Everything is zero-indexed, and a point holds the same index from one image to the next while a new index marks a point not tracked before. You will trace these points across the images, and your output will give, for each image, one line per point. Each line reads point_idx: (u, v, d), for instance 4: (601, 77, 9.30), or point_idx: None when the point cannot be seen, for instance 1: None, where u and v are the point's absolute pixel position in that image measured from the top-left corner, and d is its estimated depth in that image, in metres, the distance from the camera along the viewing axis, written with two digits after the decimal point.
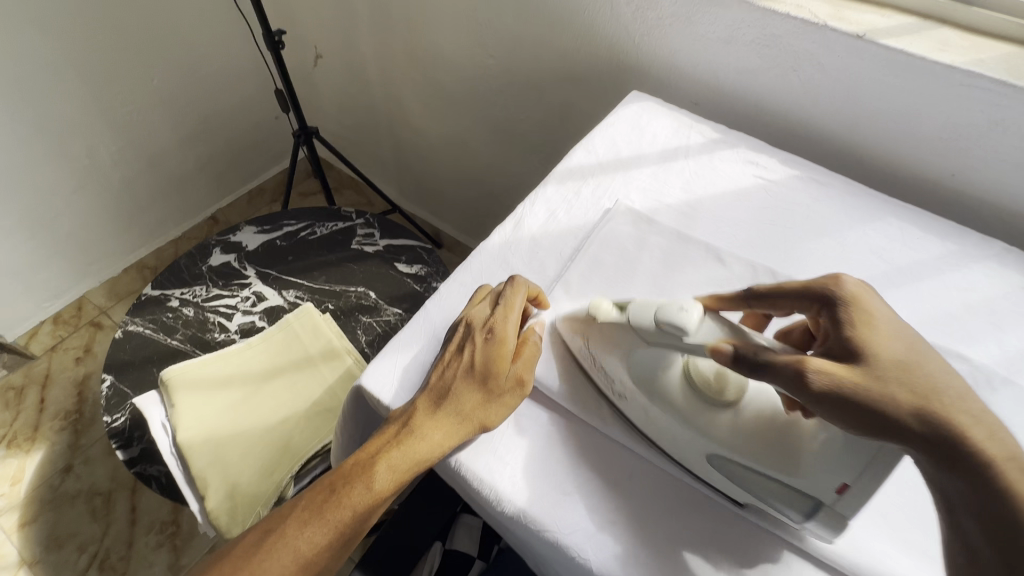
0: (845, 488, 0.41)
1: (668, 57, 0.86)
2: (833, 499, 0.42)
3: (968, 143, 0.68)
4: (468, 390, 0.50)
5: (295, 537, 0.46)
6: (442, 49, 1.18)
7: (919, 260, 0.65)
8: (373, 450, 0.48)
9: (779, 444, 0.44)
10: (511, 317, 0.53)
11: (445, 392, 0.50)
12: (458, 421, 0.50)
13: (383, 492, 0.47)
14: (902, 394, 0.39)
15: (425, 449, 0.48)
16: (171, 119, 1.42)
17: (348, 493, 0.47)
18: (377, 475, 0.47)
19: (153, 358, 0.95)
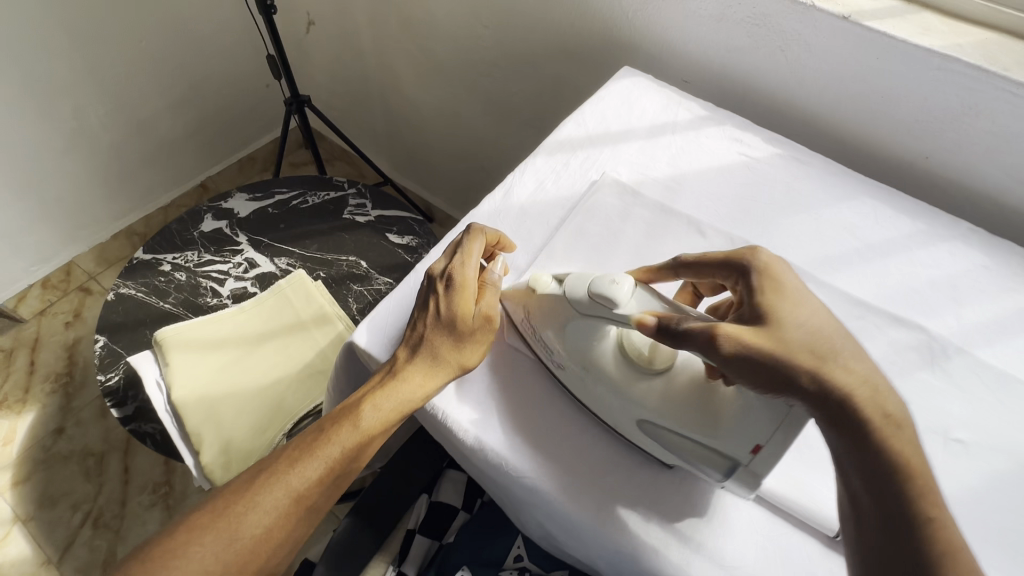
0: (757, 447, 0.45)
1: (660, 33, 0.87)
2: (747, 458, 0.46)
3: (942, 126, 0.71)
4: (444, 335, 0.53)
5: (287, 474, 0.49)
6: (436, 19, 1.18)
7: (889, 238, 0.68)
8: (360, 396, 0.52)
9: (704, 406, 0.48)
10: (470, 263, 0.55)
11: (421, 339, 0.53)
12: (436, 364, 0.53)
13: (370, 431, 0.51)
14: (803, 359, 0.43)
15: (406, 390, 0.51)
16: (160, 82, 1.40)
17: (336, 433, 0.51)
18: (363, 414, 0.51)
19: (146, 321, 0.97)
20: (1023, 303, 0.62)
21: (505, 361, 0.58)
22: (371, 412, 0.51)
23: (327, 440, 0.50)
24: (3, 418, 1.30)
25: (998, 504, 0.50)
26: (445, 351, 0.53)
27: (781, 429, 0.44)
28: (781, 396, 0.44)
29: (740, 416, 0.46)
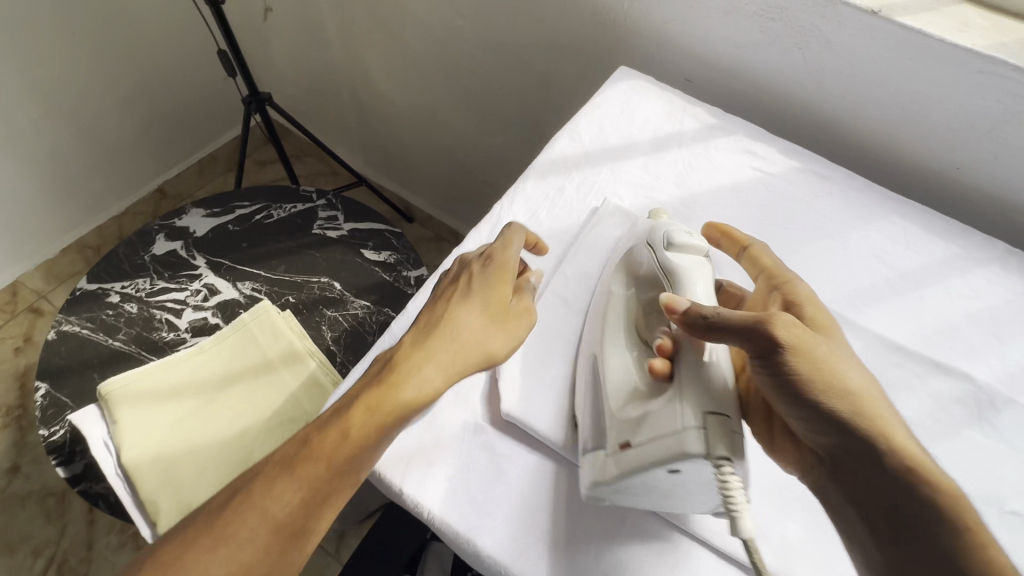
0: (625, 445, 0.42)
1: (659, 27, 0.77)
2: (613, 450, 0.43)
3: (979, 135, 0.63)
4: (394, 380, 0.45)
5: (169, 555, 0.39)
6: (407, 7, 1.06)
7: (922, 265, 0.61)
8: (281, 449, 0.43)
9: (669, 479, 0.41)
10: (440, 294, 0.51)
11: (369, 386, 0.45)
12: (369, 407, 0.44)
13: (277, 493, 0.41)
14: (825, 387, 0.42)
15: (332, 440, 0.42)
16: (101, 79, 1.26)
17: (240, 497, 0.41)
18: (282, 486, 0.41)
19: (93, 362, 0.87)
20: None
21: (501, 438, 0.49)
22: (293, 483, 0.41)
23: (232, 519, 0.40)
24: None
25: None
26: (396, 399, 0.44)
27: (658, 446, 0.40)
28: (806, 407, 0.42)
29: (650, 419, 0.42)
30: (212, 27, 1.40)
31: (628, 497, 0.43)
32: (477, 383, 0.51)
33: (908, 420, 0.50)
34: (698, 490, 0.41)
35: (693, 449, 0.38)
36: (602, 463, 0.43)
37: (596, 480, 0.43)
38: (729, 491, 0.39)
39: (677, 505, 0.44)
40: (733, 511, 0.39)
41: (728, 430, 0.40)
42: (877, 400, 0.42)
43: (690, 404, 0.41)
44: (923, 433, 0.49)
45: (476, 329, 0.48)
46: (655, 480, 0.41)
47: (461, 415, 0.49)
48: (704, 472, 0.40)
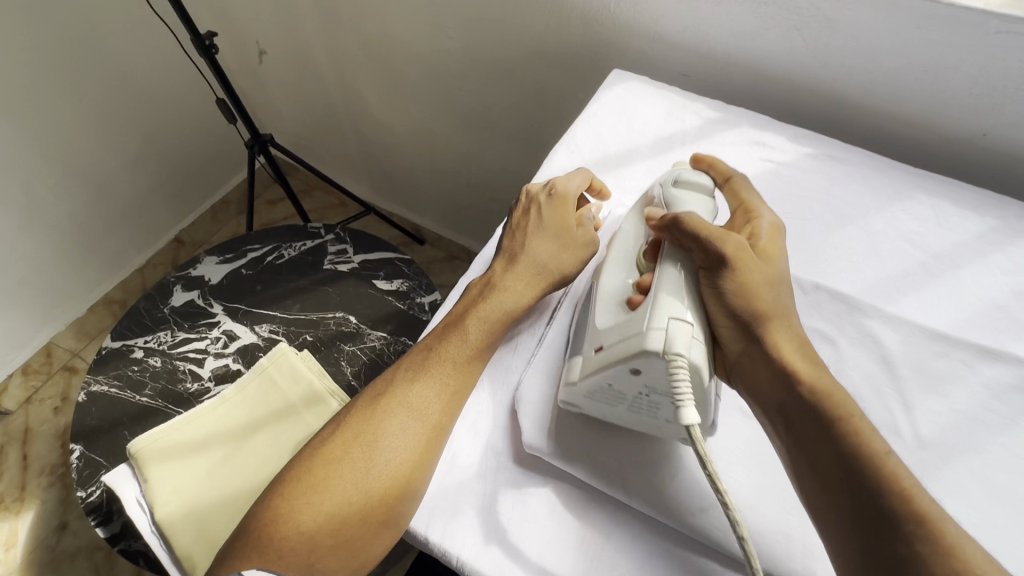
0: (599, 348, 0.45)
1: (649, 25, 0.75)
2: (588, 353, 0.46)
3: (1004, 98, 0.59)
4: (455, 335, 0.50)
5: (294, 512, 0.42)
6: (394, 34, 1.06)
7: (955, 243, 0.57)
8: (371, 409, 0.46)
9: (624, 394, 0.44)
10: (498, 266, 0.55)
11: (430, 343, 0.50)
12: (451, 370, 0.48)
13: (383, 456, 0.44)
14: (748, 300, 0.45)
15: (421, 402, 0.46)
16: (111, 140, 1.29)
17: (345, 454, 0.44)
18: (376, 436, 0.45)
19: (123, 420, 0.88)
20: None
21: (526, 475, 0.46)
22: (383, 435, 0.45)
23: (338, 468, 0.43)
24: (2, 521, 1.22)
25: None
26: (460, 353, 0.49)
27: (624, 344, 0.42)
28: (737, 313, 0.45)
29: (618, 323, 0.44)
30: (209, 77, 1.44)
31: (603, 403, 0.45)
32: (495, 419, 0.49)
33: (962, 414, 0.47)
34: (660, 399, 0.42)
35: (652, 345, 0.40)
36: (580, 365, 0.46)
37: (571, 380, 0.46)
38: (677, 385, 0.40)
39: (643, 420, 0.45)
40: (680, 402, 0.40)
41: (691, 335, 0.41)
42: (786, 316, 0.46)
43: (660, 306, 0.43)
44: (978, 427, 0.46)
45: (528, 285, 0.53)
46: (620, 382, 0.43)
47: (483, 455, 0.47)
48: (658, 370, 0.41)
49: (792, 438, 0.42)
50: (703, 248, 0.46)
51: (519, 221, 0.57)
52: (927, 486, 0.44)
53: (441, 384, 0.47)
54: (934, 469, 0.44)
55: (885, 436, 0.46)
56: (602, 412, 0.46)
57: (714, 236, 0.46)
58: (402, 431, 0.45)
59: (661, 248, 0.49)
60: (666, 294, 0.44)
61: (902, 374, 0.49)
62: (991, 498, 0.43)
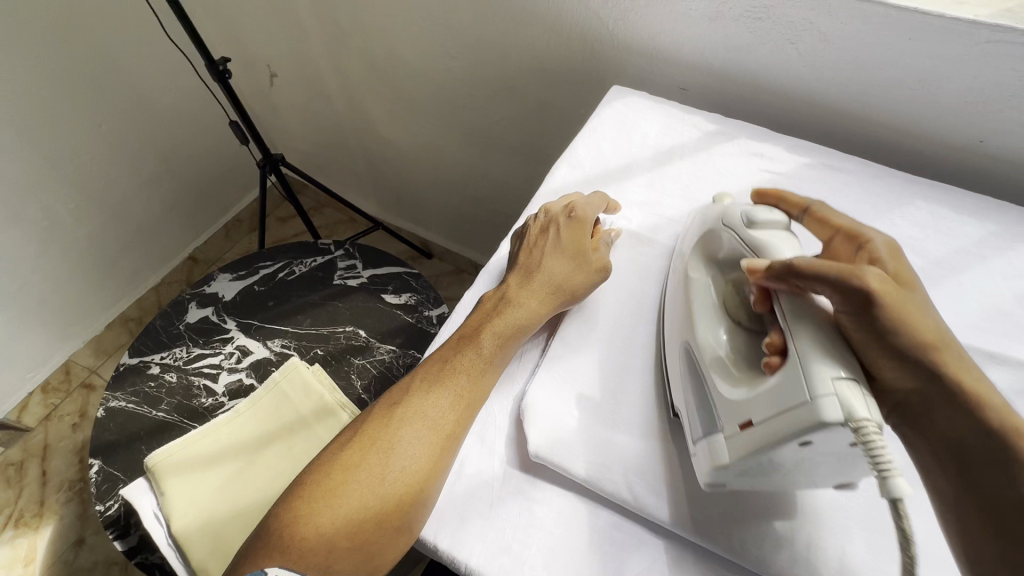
0: (747, 424, 0.39)
1: (647, 42, 0.77)
2: (731, 431, 0.41)
3: (999, 105, 0.60)
4: (469, 349, 0.50)
5: (311, 514, 0.42)
6: (400, 55, 1.09)
7: (955, 248, 0.58)
8: (389, 415, 0.47)
9: (781, 462, 0.39)
10: (512, 279, 0.55)
11: (445, 355, 0.51)
12: (464, 382, 0.48)
13: (398, 465, 0.44)
14: (908, 338, 0.39)
15: (434, 412, 0.47)
16: (128, 162, 1.33)
17: (362, 459, 0.45)
18: (392, 444, 0.45)
19: (140, 435, 0.90)
20: None
21: (533, 483, 0.46)
22: (399, 442, 0.45)
23: (355, 472, 0.44)
24: (21, 537, 1.24)
25: None
26: (474, 366, 0.49)
27: (783, 418, 0.37)
28: (895, 354, 0.39)
29: (767, 391, 0.39)
30: (221, 100, 1.48)
31: (762, 475, 0.40)
32: (500, 426, 0.49)
33: None
34: (829, 460, 0.38)
35: (831, 416, 0.35)
36: (724, 446, 0.41)
37: (718, 462, 0.41)
38: (877, 456, 0.35)
39: (800, 480, 0.40)
40: (885, 475, 0.34)
41: (862, 393, 0.36)
42: (953, 345, 0.40)
43: (813, 370, 0.37)
44: None
45: (540, 302, 0.53)
46: (783, 457, 0.38)
47: (490, 463, 0.47)
48: (840, 438, 0.36)
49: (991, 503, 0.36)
50: (839, 287, 0.40)
51: (534, 238, 0.58)
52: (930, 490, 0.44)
53: (455, 396, 0.48)
54: None
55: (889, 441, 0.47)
56: (757, 482, 0.41)
57: (844, 274, 0.40)
58: (416, 441, 0.45)
59: (776, 301, 0.43)
60: (812, 355, 0.38)
61: None
62: None
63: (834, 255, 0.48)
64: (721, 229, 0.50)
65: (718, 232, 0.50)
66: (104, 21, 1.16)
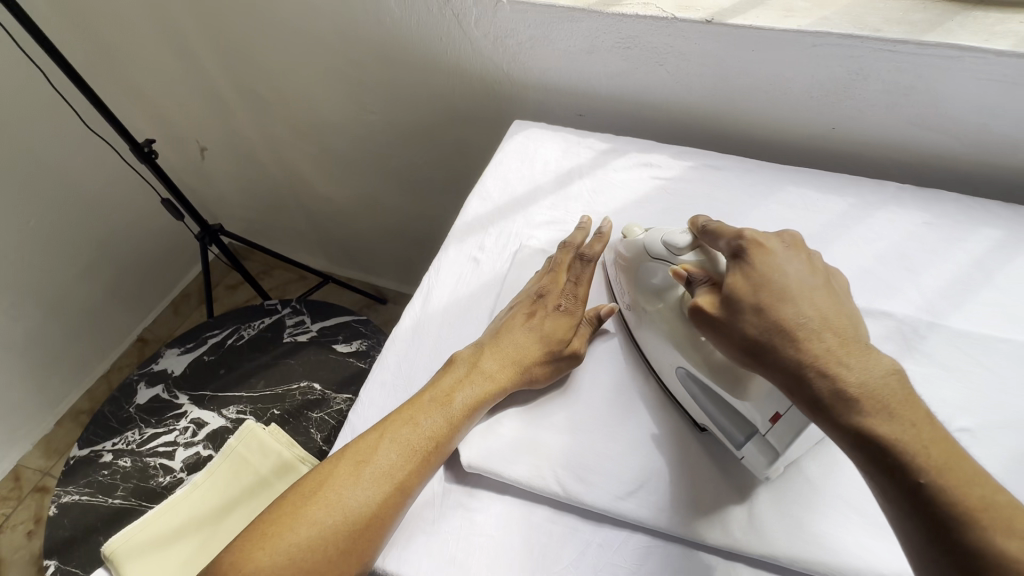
0: (777, 415, 0.44)
1: (539, 78, 0.84)
2: (767, 426, 0.44)
3: (838, 96, 0.69)
4: (440, 409, 0.50)
5: (266, 560, 0.42)
6: (322, 116, 1.14)
7: (824, 223, 0.65)
8: (354, 466, 0.46)
9: None
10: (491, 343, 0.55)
11: (416, 412, 0.50)
12: (433, 447, 0.48)
13: (360, 523, 0.44)
14: (751, 324, 0.43)
15: (401, 474, 0.46)
16: (62, 253, 1.32)
17: (322, 507, 0.44)
18: (353, 493, 0.45)
19: (98, 525, 0.88)
20: (970, 254, 0.61)
21: (470, 494, 0.49)
22: (359, 494, 0.45)
23: (313, 517, 0.44)
24: None
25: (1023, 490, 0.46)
26: (444, 430, 0.49)
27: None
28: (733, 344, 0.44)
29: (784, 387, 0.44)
30: (154, 180, 1.50)
31: (800, 449, 0.46)
32: None
33: None
34: None
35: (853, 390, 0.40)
36: (769, 441, 0.44)
37: (771, 456, 0.45)
38: None
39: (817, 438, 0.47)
40: None
41: None
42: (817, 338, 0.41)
43: None
44: None
45: (508, 368, 0.53)
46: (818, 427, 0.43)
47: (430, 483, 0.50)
48: None
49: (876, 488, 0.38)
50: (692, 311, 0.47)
51: (531, 307, 0.57)
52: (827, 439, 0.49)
53: (421, 457, 0.48)
54: None
55: None
56: (793, 455, 0.46)
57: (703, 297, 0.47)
58: (381, 501, 0.45)
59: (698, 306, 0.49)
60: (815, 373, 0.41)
61: None
62: None
63: None
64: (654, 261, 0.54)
65: (651, 264, 0.54)
66: (22, 122, 1.16)
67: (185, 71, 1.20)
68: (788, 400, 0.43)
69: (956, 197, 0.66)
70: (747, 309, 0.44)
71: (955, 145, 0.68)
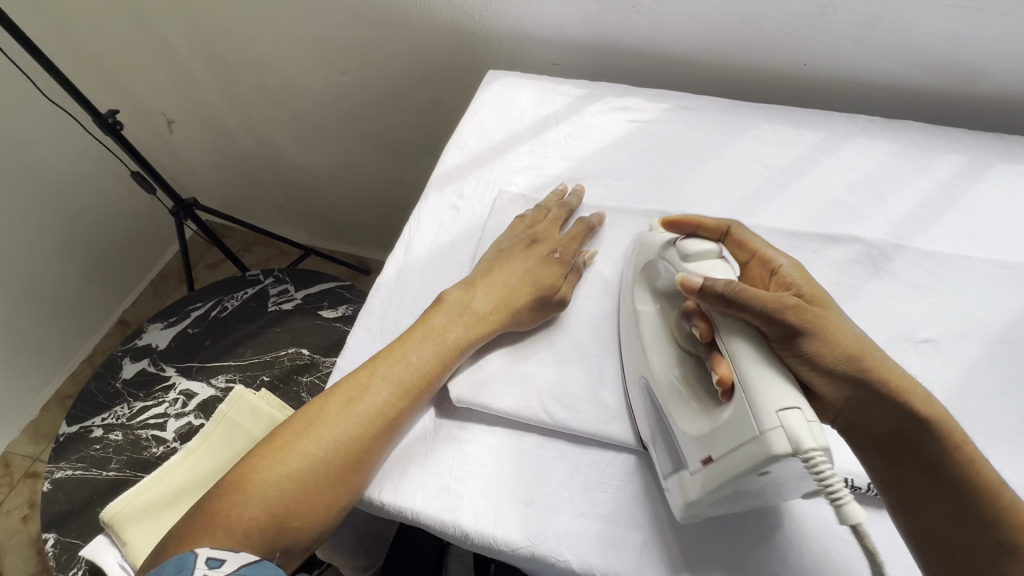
0: (708, 460, 0.40)
1: (511, 26, 0.83)
2: (696, 465, 0.41)
3: (809, 31, 0.69)
4: (428, 347, 0.50)
5: (261, 491, 0.43)
6: (292, 80, 1.11)
7: (796, 157, 0.66)
8: (345, 404, 0.47)
9: (743, 494, 0.40)
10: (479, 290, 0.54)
11: (404, 349, 0.50)
12: (422, 385, 0.49)
13: (351, 457, 0.45)
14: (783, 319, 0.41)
15: (388, 410, 0.47)
16: (31, 235, 1.28)
17: (314, 443, 0.45)
18: (343, 427, 0.46)
19: (94, 498, 0.89)
20: (935, 179, 0.63)
21: (461, 426, 0.50)
22: (350, 429, 0.46)
23: (306, 450, 0.45)
24: None
25: (982, 391, 0.48)
26: (430, 368, 0.50)
27: (745, 452, 0.37)
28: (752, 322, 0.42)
29: (724, 426, 0.39)
30: (122, 156, 1.45)
31: (726, 501, 0.42)
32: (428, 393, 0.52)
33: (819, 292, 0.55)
34: (786, 480, 0.40)
35: (780, 449, 0.36)
36: (692, 482, 0.41)
37: (690, 499, 0.41)
38: (825, 481, 0.35)
39: (768, 498, 0.43)
40: (837, 500, 0.35)
41: (808, 422, 0.36)
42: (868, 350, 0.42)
43: (763, 400, 0.38)
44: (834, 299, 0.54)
45: (496, 308, 0.53)
46: (748, 484, 0.39)
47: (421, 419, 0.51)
48: (793, 466, 0.37)
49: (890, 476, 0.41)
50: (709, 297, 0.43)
51: (525, 248, 0.57)
52: None
53: (410, 392, 0.49)
54: None
55: None
56: (729, 509, 0.43)
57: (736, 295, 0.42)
58: (370, 436, 0.46)
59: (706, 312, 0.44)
60: (763, 404, 0.37)
61: None
62: None
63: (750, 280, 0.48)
64: (660, 260, 0.50)
65: (657, 263, 0.51)
66: None
67: (145, 38, 1.15)
68: (722, 442, 0.39)
69: (923, 126, 0.68)
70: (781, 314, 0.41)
71: (921, 76, 0.69)
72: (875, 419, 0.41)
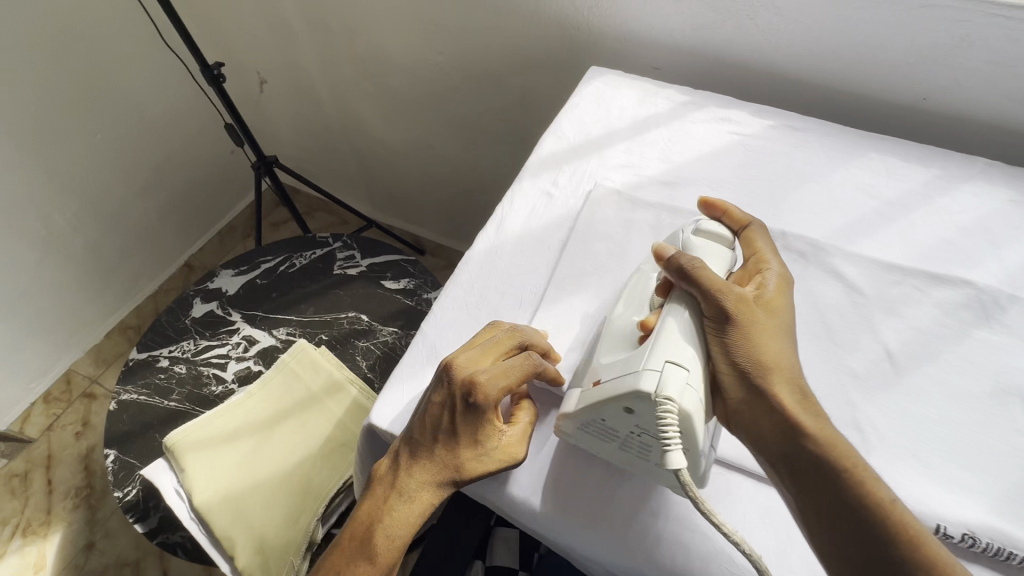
0: (597, 382, 0.44)
1: (620, 26, 0.83)
2: (586, 386, 0.45)
3: (936, 64, 0.67)
4: (438, 440, 0.46)
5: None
6: (387, 53, 1.14)
7: (905, 191, 0.64)
8: (377, 505, 0.47)
9: (610, 430, 0.44)
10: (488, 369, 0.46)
11: (417, 440, 0.47)
12: (443, 480, 0.46)
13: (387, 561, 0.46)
14: (727, 303, 0.44)
15: (416, 509, 0.46)
16: (122, 172, 1.36)
17: (363, 549, 0.47)
18: (379, 534, 0.46)
19: (154, 423, 0.94)
20: None
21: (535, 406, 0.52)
22: (384, 537, 0.46)
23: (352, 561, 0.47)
24: (30, 545, 1.24)
25: None
26: (447, 461, 0.46)
27: (619, 381, 0.41)
28: (694, 296, 0.45)
29: (620, 360, 0.43)
30: (212, 107, 1.51)
31: (596, 437, 0.46)
32: None
33: (918, 331, 0.53)
34: (649, 438, 0.42)
35: (647, 386, 0.39)
36: (575, 398, 0.46)
37: (564, 413, 0.46)
38: (666, 429, 0.39)
39: (638, 457, 0.45)
40: (668, 446, 0.39)
41: (684, 379, 0.40)
42: (793, 366, 0.44)
43: (659, 347, 0.41)
44: (935, 341, 0.52)
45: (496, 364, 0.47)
46: (612, 419, 0.43)
47: None
48: (646, 410, 0.41)
49: (794, 486, 0.41)
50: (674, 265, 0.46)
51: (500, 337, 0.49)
52: (891, 391, 0.50)
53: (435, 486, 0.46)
54: (902, 379, 0.50)
55: (852, 355, 0.52)
56: (597, 448, 0.47)
57: (702, 270, 0.45)
58: (399, 536, 0.46)
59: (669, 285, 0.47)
60: (662, 345, 0.42)
61: (868, 302, 0.55)
62: (949, 398, 0.49)
63: (737, 274, 0.51)
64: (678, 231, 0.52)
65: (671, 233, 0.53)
66: (98, 32, 1.18)
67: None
68: (613, 370, 0.43)
69: None
70: (717, 298, 0.44)
71: None
72: (768, 427, 0.43)
